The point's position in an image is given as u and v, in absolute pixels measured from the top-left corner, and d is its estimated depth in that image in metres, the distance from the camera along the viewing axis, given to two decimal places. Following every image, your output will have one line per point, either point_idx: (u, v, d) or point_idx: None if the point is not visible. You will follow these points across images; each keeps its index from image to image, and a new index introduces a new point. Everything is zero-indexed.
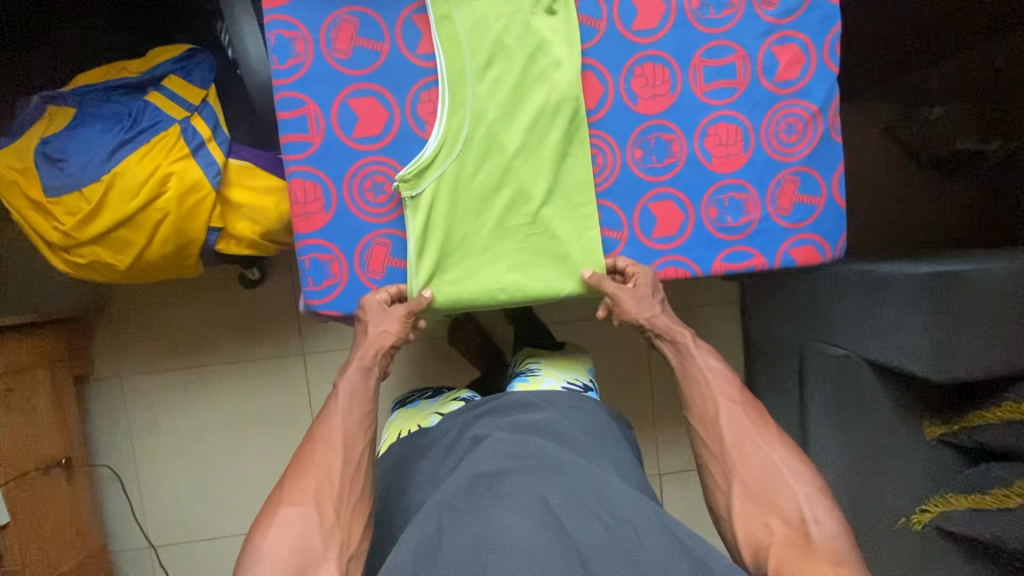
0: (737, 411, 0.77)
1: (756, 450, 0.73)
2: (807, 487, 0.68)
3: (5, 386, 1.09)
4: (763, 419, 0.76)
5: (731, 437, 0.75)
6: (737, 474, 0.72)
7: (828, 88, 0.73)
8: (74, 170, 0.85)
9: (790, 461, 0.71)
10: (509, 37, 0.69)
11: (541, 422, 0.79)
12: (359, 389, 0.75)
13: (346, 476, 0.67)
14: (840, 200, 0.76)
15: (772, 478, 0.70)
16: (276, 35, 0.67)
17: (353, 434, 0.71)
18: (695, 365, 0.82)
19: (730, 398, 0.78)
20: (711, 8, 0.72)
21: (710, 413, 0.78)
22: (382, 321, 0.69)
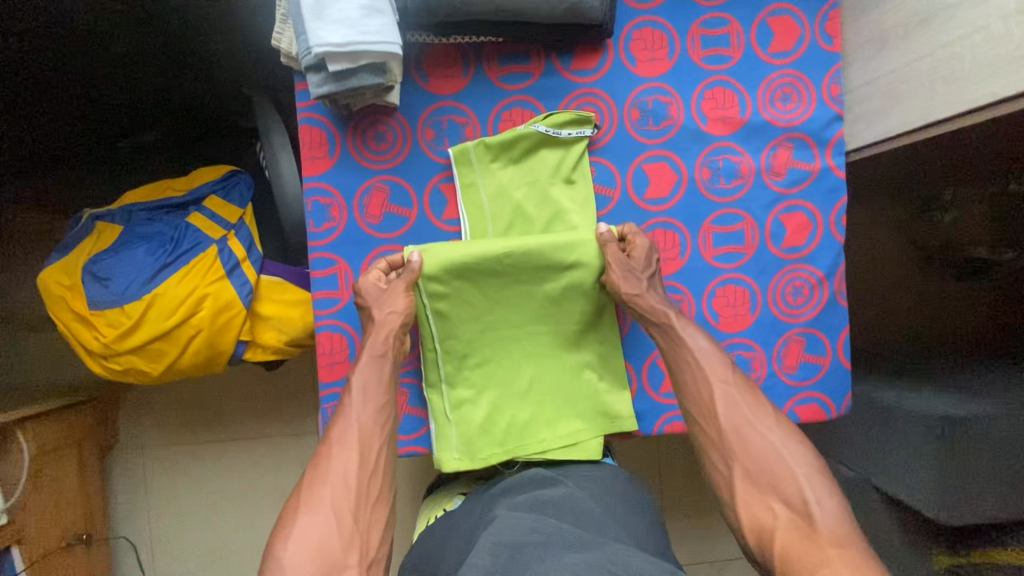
0: (733, 391, 0.66)
1: (754, 433, 0.64)
2: (807, 467, 0.61)
3: (37, 468, 1.14)
4: (757, 394, 0.67)
5: (727, 418, 0.65)
6: (736, 457, 0.63)
7: (834, 255, 0.76)
8: (117, 289, 0.91)
9: (790, 443, 0.63)
10: (528, 206, 0.73)
11: (563, 495, 0.67)
12: (372, 381, 0.67)
13: (365, 477, 0.62)
14: (846, 360, 0.78)
15: (775, 463, 0.62)
16: (313, 201, 0.72)
17: (368, 429, 0.65)
18: (683, 347, 0.69)
19: (723, 377, 0.67)
20: (722, 178, 0.75)
21: (703, 396, 0.67)
22: (387, 302, 0.68)
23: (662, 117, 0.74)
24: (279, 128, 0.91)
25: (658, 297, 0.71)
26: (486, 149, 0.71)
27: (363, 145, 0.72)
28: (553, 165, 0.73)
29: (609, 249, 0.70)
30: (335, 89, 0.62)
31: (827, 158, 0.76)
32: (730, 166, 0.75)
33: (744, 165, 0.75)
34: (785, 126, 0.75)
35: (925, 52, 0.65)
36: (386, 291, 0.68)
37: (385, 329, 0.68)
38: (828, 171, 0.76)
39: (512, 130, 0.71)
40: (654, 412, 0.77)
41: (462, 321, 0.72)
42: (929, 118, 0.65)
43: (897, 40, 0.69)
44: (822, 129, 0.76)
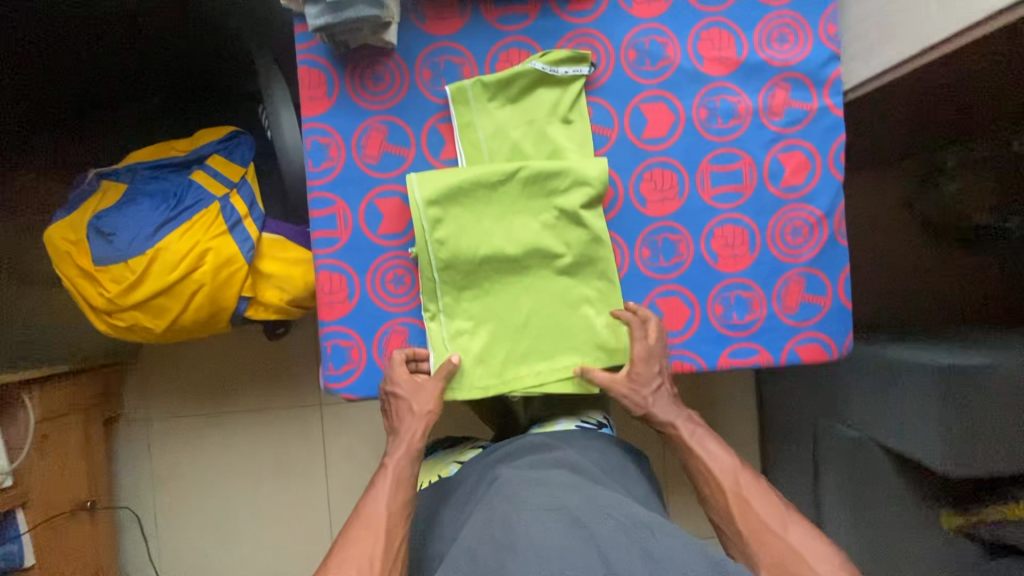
0: (747, 496, 0.72)
1: (771, 535, 0.68)
2: (826, 564, 0.64)
3: (42, 433, 1.15)
4: (773, 496, 0.72)
5: (745, 525, 0.70)
6: (758, 562, 0.67)
7: (833, 194, 0.76)
8: (121, 244, 0.92)
9: (807, 540, 0.67)
10: (526, 144, 0.73)
11: (560, 457, 0.80)
12: (404, 473, 0.77)
13: (387, 561, 0.68)
14: (846, 300, 0.78)
15: (793, 560, 0.65)
16: (312, 141, 0.73)
17: (395, 517, 0.72)
18: (699, 460, 0.77)
19: (736, 485, 0.74)
20: (719, 118, 0.76)
21: (720, 502, 0.73)
22: (417, 400, 0.72)
23: (659, 57, 0.75)
24: (280, 83, 0.91)
25: (666, 400, 0.79)
26: (483, 88, 0.72)
27: (361, 86, 0.73)
28: (551, 104, 0.73)
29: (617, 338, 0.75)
30: (331, 21, 0.63)
31: (825, 98, 0.76)
32: (727, 106, 0.76)
33: (741, 106, 0.76)
34: (782, 66, 0.76)
35: None
36: (420, 388, 0.72)
37: (423, 423, 0.73)
38: (826, 111, 0.76)
39: (510, 68, 0.72)
40: None
41: (462, 260, 0.72)
42: (924, 41, 0.66)
43: None
44: (820, 69, 0.76)
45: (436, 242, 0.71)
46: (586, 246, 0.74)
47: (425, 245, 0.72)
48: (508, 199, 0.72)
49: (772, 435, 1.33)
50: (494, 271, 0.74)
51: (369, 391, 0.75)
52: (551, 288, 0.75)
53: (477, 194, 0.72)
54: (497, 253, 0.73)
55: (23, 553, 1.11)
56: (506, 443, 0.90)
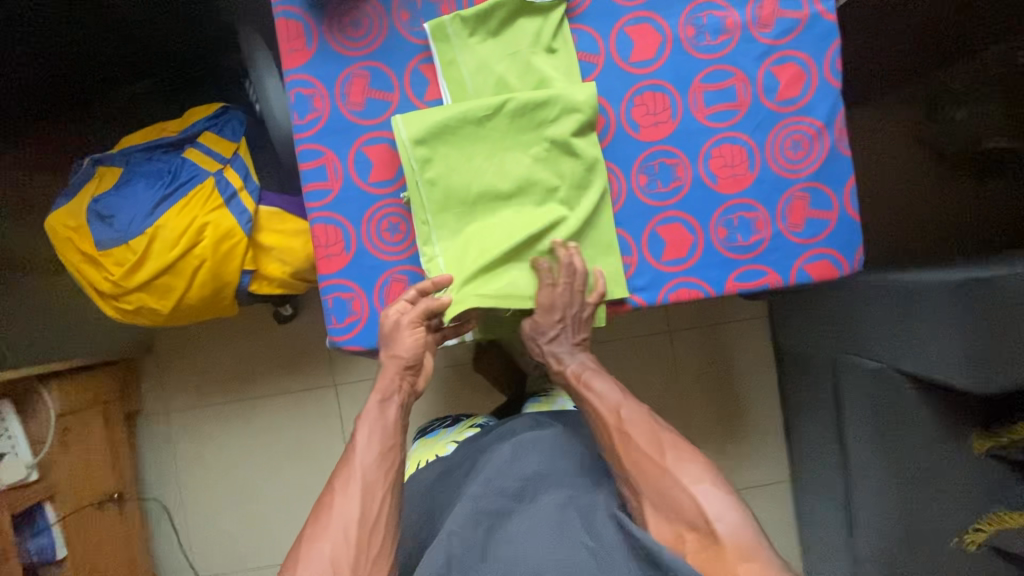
0: (627, 425, 0.73)
1: (654, 467, 0.68)
2: (703, 484, 0.66)
3: (63, 426, 1.17)
4: (655, 427, 0.72)
5: (627, 457, 0.70)
6: (641, 491, 0.68)
7: (832, 103, 0.73)
8: (121, 225, 0.92)
9: (688, 464, 0.68)
10: (510, 76, 0.72)
11: (549, 444, 0.81)
12: (378, 426, 0.72)
13: (364, 532, 0.65)
14: (853, 212, 0.75)
15: (668, 486, 0.67)
16: (296, 93, 0.72)
17: (372, 475, 0.68)
18: (584, 399, 0.78)
19: (620, 418, 0.74)
20: (707, 35, 0.73)
21: (606, 439, 0.74)
22: (392, 346, 0.72)
23: None
24: (263, 49, 0.87)
25: (566, 343, 0.80)
26: (463, 23, 0.71)
27: (341, 34, 0.72)
28: (533, 35, 0.72)
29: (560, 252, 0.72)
30: None
31: (816, 4, 0.73)
32: (715, 22, 0.73)
33: (729, 20, 0.73)
34: None
35: None
36: (397, 331, 0.71)
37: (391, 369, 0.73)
38: (819, 18, 0.73)
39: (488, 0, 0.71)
40: (656, 282, 0.75)
41: (453, 201, 0.72)
42: None
43: None
44: None
45: (426, 182, 0.71)
46: (580, 176, 0.73)
47: (416, 187, 0.71)
48: (496, 134, 0.71)
49: (793, 379, 1.31)
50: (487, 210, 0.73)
51: (373, 342, 0.75)
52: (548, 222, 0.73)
53: (465, 131, 0.71)
54: (489, 192, 0.72)
55: (55, 545, 1.15)
56: (505, 423, 0.91)
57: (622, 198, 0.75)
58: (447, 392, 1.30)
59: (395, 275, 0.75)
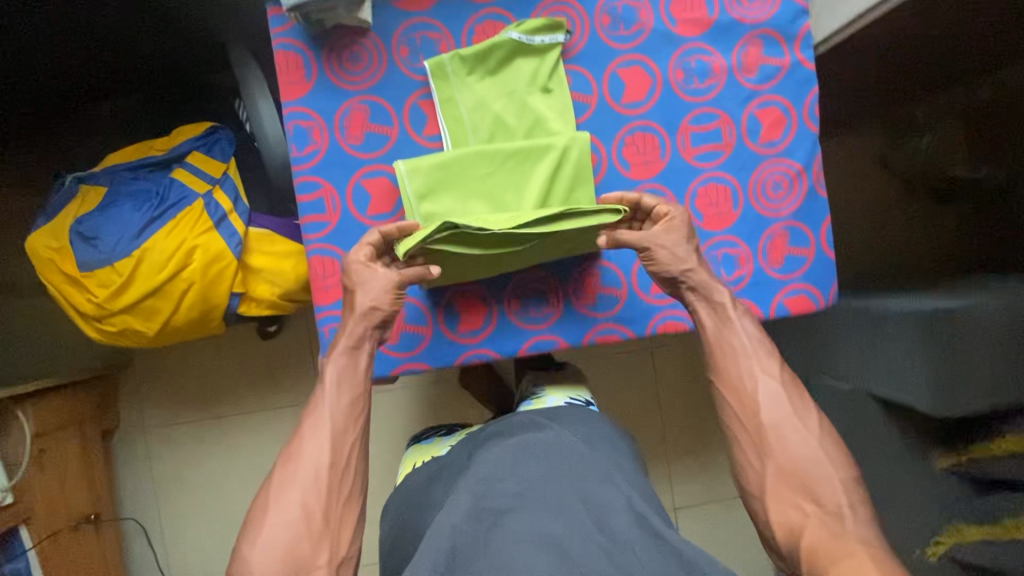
0: (775, 387, 0.70)
1: (794, 435, 0.68)
2: (844, 473, 0.66)
3: (38, 448, 1.14)
4: (803, 397, 0.71)
5: (768, 416, 0.69)
6: (772, 456, 0.68)
7: (811, 148, 0.77)
8: (106, 247, 0.91)
9: (826, 444, 0.68)
10: (508, 117, 0.74)
11: (547, 441, 0.82)
12: (346, 373, 0.68)
13: (336, 476, 0.64)
14: (829, 249, 0.79)
15: (811, 466, 0.66)
16: (294, 126, 0.73)
17: (342, 424, 0.66)
18: (731, 331, 0.72)
19: (769, 371, 0.71)
20: (695, 78, 0.77)
21: (746, 390, 0.70)
22: (365, 291, 0.69)
23: (633, 21, 0.75)
24: (256, 75, 0.89)
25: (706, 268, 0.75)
26: (461, 61, 0.72)
27: (340, 68, 0.73)
28: (530, 75, 0.74)
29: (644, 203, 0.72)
30: None
31: (797, 52, 0.77)
32: (702, 66, 0.77)
33: (716, 65, 0.77)
34: (752, 23, 0.77)
35: None
36: (372, 282, 0.68)
37: (365, 323, 0.69)
38: (799, 65, 0.77)
39: (487, 41, 0.73)
40: (644, 314, 0.78)
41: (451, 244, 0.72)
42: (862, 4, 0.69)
43: None
44: (790, 24, 0.77)
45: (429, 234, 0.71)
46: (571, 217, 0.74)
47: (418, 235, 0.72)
48: (497, 186, 0.73)
49: None
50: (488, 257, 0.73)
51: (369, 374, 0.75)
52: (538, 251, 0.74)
53: (468, 182, 0.72)
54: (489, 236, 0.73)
55: (32, 567, 1.12)
56: (495, 422, 0.92)
57: (612, 233, 0.78)
58: (435, 409, 1.31)
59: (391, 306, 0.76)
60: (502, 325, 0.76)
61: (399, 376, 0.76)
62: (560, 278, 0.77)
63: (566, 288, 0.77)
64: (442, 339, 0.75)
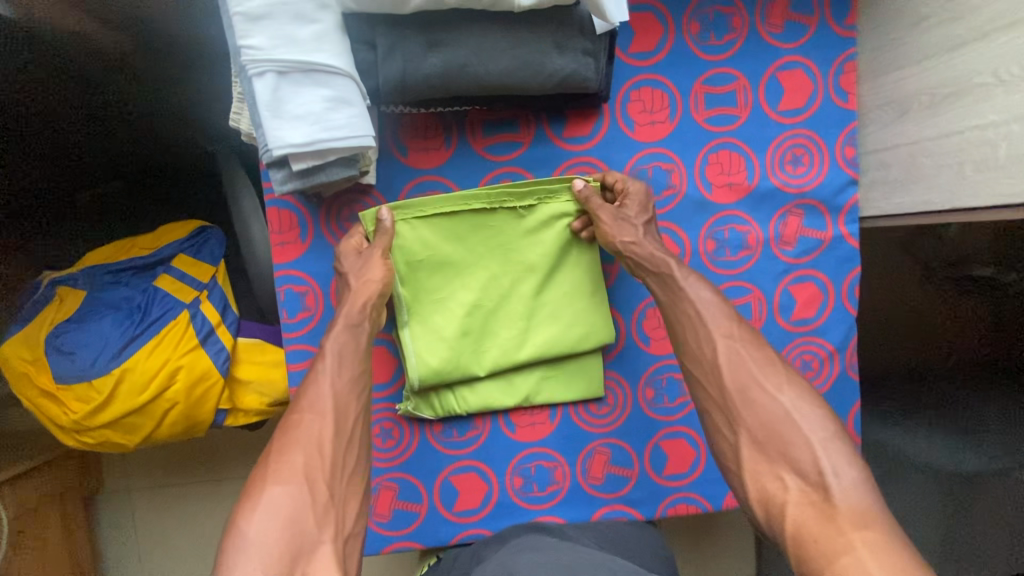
0: (736, 345, 0.56)
1: (766, 396, 0.53)
2: (823, 432, 0.50)
3: (17, 528, 1.10)
4: (769, 351, 0.56)
5: (732, 377, 0.55)
6: (742, 422, 0.53)
7: (846, 331, 0.71)
8: (83, 363, 0.85)
9: (804, 404, 0.52)
10: (513, 252, 0.66)
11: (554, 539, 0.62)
12: (348, 349, 0.59)
13: (339, 448, 0.54)
14: (857, 436, 0.74)
15: (785, 428, 0.51)
16: (286, 290, 0.66)
17: (344, 398, 0.57)
18: (683, 298, 0.59)
19: (726, 330, 0.57)
20: (727, 250, 0.70)
21: (705, 356, 0.57)
22: (363, 272, 0.61)
23: (664, 186, 0.69)
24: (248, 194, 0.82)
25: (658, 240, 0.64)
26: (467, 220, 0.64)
27: (338, 227, 0.66)
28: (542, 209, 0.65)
29: (613, 177, 0.65)
30: (301, 186, 0.55)
31: (840, 226, 0.70)
32: (737, 237, 0.70)
33: (752, 236, 0.70)
34: (795, 192, 0.70)
35: (952, 129, 0.57)
36: (363, 258, 0.62)
37: (365, 296, 0.61)
38: (841, 240, 0.71)
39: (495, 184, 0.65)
40: (654, 497, 0.72)
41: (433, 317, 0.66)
42: (955, 203, 0.58)
43: (919, 109, 0.61)
44: (835, 195, 0.70)
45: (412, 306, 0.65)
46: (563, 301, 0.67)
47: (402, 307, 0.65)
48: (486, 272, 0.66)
49: None
50: (467, 388, 0.68)
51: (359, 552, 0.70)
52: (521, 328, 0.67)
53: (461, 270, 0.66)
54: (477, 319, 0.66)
55: None
56: None
57: (627, 408, 0.72)
58: None
59: (384, 479, 0.71)
60: (502, 504, 0.71)
61: (389, 553, 0.71)
62: (567, 456, 0.71)
63: (573, 468, 0.71)
64: (438, 518, 0.70)
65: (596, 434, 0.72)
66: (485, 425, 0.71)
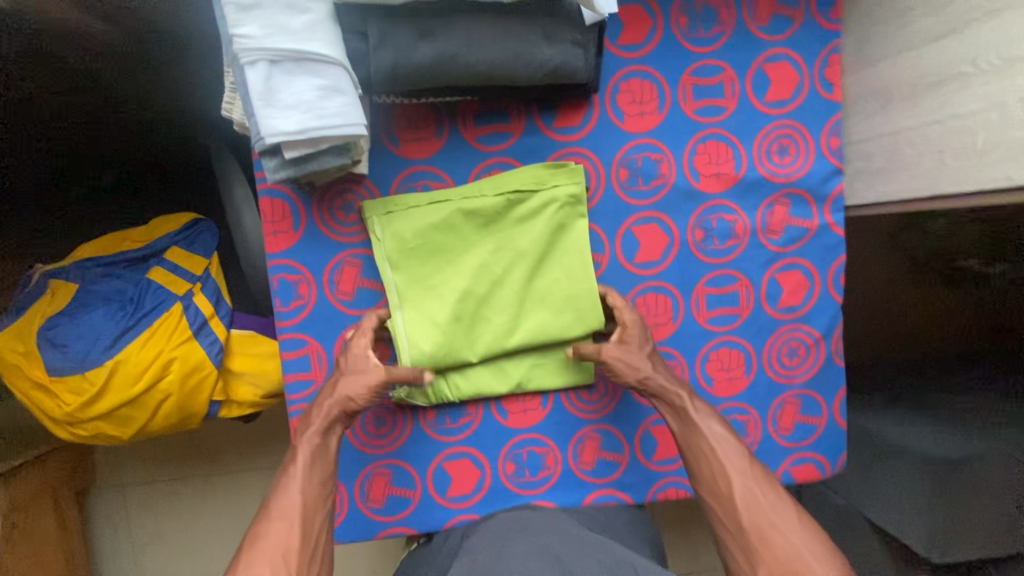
0: (751, 485, 0.58)
1: (778, 531, 0.55)
2: (833, 568, 0.52)
3: (10, 524, 1.09)
4: (780, 489, 0.59)
5: (748, 516, 0.57)
6: (759, 560, 0.54)
7: (832, 318, 0.73)
8: (75, 355, 0.85)
9: (816, 543, 0.54)
10: (504, 240, 0.67)
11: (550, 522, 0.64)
12: (321, 456, 0.62)
13: (305, 556, 0.56)
14: (841, 420, 0.76)
15: (799, 567, 0.53)
16: (279, 279, 0.67)
17: (311, 507, 0.59)
18: (700, 436, 0.63)
19: (741, 468, 0.60)
20: (715, 239, 0.71)
21: (721, 491, 0.59)
22: (343, 381, 0.63)
23: (653, 175, 0.70)
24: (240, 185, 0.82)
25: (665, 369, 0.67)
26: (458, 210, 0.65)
27: (330, 217, 0.66)
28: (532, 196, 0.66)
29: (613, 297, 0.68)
30: (294, 174, 0.55)
31: (826, 215, 0.72)
32: (725, 226, 0.71)
33: (739, 225, 0.71)
34: (782, 181, 0.71)
35: (933, 118, 0.59)
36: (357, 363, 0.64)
37: (339, 406, 0.63)
38: (827, 229, 0.72)
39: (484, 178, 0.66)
40: (643, 481, 0.74)
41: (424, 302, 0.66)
42: (937, 190, 0.59)
43: (902, 99, 0.62)
44: (821, 185, 0.71)
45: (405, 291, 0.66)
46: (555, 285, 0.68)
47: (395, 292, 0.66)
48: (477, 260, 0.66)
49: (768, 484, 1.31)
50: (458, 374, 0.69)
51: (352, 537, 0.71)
52: (512, 315, 0.67)
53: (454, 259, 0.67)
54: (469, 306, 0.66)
55: None
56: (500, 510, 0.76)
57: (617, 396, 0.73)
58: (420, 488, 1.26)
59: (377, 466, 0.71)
60: (495, 489, 0.72)
61: (383, 539, 0.72)
62: (558, 443, 0.73)
63: (564, 454, 0.72)
64: (431, 504, 0.71)
65: (586, 420, 0.73)
66: (477, 412, 0.72)
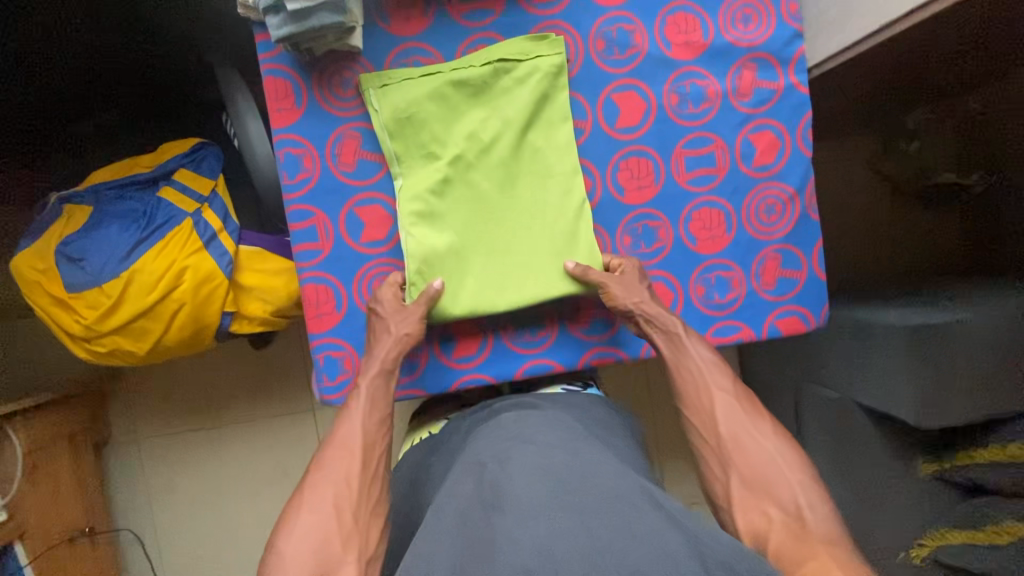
0: (732, 401, 0.66)
1: (752, 441, 0.63)
2: (802, 475, 0.60)
3: (31, 464, 1.11)
4: (758, 408, 0.67)
5: (726, 426, 0.65)
6: (733, 464, 0.62)
7: (803, 172, 0.78)
8: (93, 268, 0.89)
9: (786, 452, 0.62)
10: (491, 111, 0.73)
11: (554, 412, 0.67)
12: (379, 393, 0.67)
13: (365, 482, 0.60)
14: (820, 272, 0.80)
15: (770, 471, 0.60)
16: (285, 153, 0.72)
17: (372, 436, 0.64)
18: (688, 357, 0.70)
19: (721, 386, 0.68)
20: (689, 103, 0.76)
21: (705, 406, 0.67)
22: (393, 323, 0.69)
23: (627, 45, 0.75)
24: (244, 93, 0.87)
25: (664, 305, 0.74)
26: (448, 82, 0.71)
27: (330, 93, 0.72)
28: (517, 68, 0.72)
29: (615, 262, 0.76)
30: (296, 30, 0.61)
31: (791, 76, 0.77)
32: (697, 90, 0.76)
33: (711, 89, 0.76)
34: (747, 46, 0.76)
35: None
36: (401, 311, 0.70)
37: (397, 346, 0.69)
38: (792, 89, 0.77)
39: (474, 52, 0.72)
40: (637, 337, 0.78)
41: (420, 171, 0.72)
42: (882, 19, 0.65)
43: None
44: (784, 47, 0.76)
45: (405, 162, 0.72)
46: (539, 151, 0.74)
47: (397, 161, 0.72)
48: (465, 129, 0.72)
49: None
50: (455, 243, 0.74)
51: None
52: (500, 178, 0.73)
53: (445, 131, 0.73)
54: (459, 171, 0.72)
55: None
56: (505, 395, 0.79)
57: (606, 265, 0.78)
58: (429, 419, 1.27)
59: None
60: (497, 350, 0.76)
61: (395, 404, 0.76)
62: (555, 303, 0.77)
63: (560, 314, 0.77)
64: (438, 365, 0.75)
65: None
66: None
